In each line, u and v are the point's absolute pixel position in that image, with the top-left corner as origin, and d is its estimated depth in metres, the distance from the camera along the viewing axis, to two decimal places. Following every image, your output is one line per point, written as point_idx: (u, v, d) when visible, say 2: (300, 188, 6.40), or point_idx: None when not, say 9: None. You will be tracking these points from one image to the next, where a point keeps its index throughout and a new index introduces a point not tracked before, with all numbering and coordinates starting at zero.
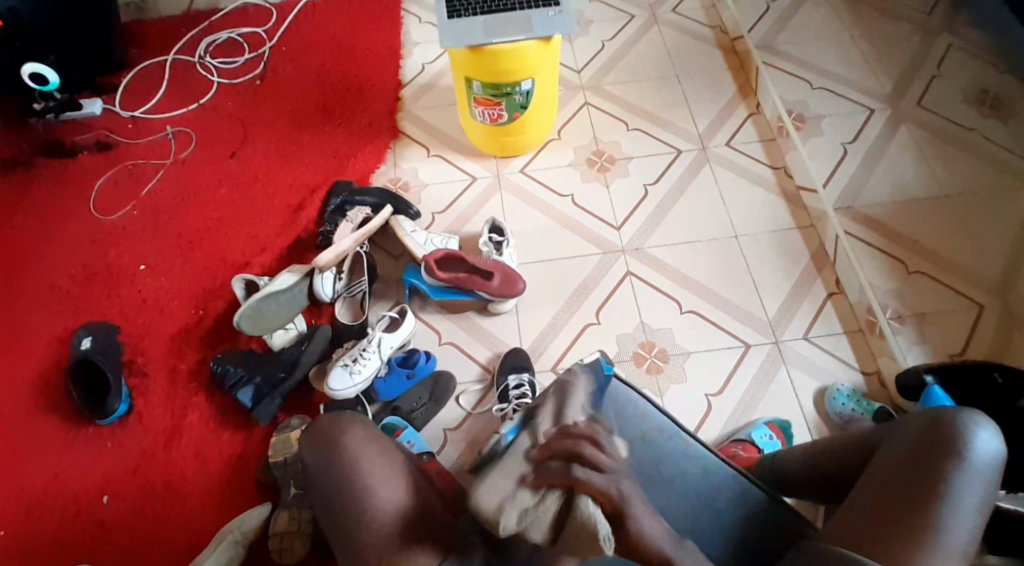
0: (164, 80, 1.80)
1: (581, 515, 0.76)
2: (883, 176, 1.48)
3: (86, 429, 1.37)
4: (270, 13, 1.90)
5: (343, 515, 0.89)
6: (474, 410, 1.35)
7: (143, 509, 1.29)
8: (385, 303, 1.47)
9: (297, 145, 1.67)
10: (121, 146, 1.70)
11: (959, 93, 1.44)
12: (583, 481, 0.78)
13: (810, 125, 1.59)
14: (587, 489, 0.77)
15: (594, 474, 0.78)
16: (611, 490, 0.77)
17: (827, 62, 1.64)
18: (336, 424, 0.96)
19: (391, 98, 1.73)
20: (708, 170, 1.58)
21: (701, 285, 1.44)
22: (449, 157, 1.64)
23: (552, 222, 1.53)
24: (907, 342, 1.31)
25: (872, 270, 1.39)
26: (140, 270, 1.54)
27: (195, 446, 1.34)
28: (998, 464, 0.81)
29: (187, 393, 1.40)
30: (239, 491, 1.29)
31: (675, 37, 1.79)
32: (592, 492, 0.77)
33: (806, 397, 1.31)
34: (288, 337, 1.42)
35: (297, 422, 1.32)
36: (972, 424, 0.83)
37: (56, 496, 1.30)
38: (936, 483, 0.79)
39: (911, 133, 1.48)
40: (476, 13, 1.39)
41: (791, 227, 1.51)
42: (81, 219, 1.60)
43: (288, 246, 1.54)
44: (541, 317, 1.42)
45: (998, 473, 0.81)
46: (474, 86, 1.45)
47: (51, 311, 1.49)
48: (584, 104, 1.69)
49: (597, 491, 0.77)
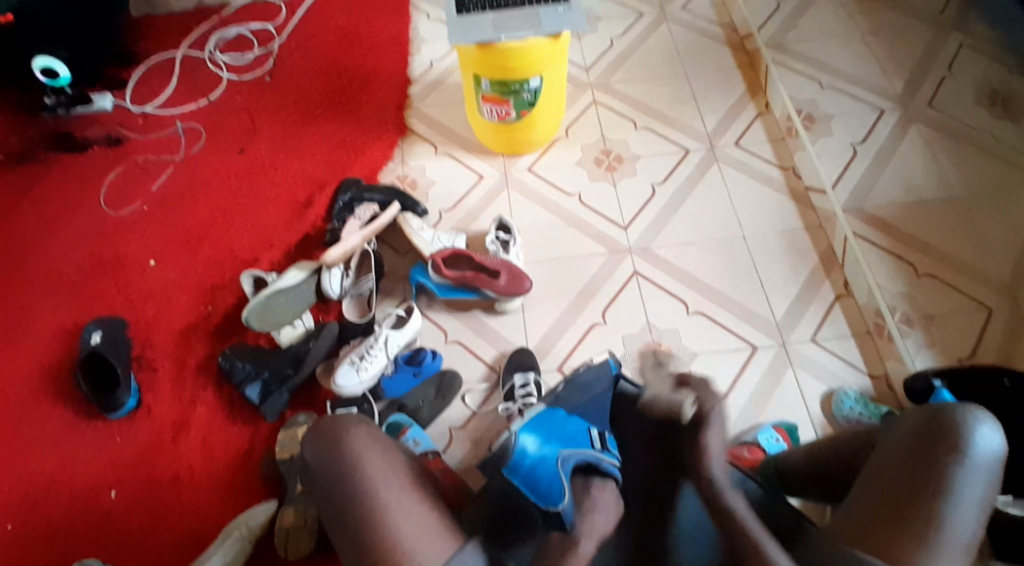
0: (173, 75, 1.80)
1: (674, 400, 0.91)
2: (893, 175, 1.48)
3: (95, 422, 1.38)
4: (279, 8, 1.90)
5: (348, 516, 0.90)
6: (480, 408, 1.35)
7: (150, 504, 1.30)
8: (391, 301, 1.48)
9: (306, 142, 1.67)
10: (130, 140, 1.71)
11: (971, 92, 1.47)
12: (687, 391, 0.90)
13: (820, 125, 1.57)
14: (686, 392, 0.90)
15: (688, 389, 0.91)
16: (695, 398, 0.89)
17: (838, 61, 1.63)
18: (337, 423, 0.97)
19: (399, 95, 1.73)
20: (716, 169, 1.58)
21: (708, 285, 1.43)
22: (456, 154, 1.64)
23: (559, 220, 1.53)
24: (915, 345, 1.31)
25: (880, 271, 1.38)
26: (148, 265, 1.54)
27: (202, 442, 1.35)
28: (999, 460, 0.81)
29: (194, 389, 1.41)
30: (246, 487, 1.30)
31: (686, 35, 1.78)
32: (697, 393, 0.90)
33: (812, 399, 1.31)
34: (296, 334, 1.42)
35: (303, 418, 1.33)
36: (973, 419, 0.82)
37: (64, 490, 1.32)
38: (934, 480, 0.79)
39: (922, 133, 1.49)
40: (484, 11, 1.39)
41: (800, 229, 1.49)
42: (90, 214, 1.61)
43: (295, 243, 1.54)
44: (547, 316, 1.43)
45: (998, 468, 0.81)
46: (483, 83, 1.45)
47: (60, 305, 1.50)
48: (593, 102, 1.69)
49: (698, 399, 0.89)
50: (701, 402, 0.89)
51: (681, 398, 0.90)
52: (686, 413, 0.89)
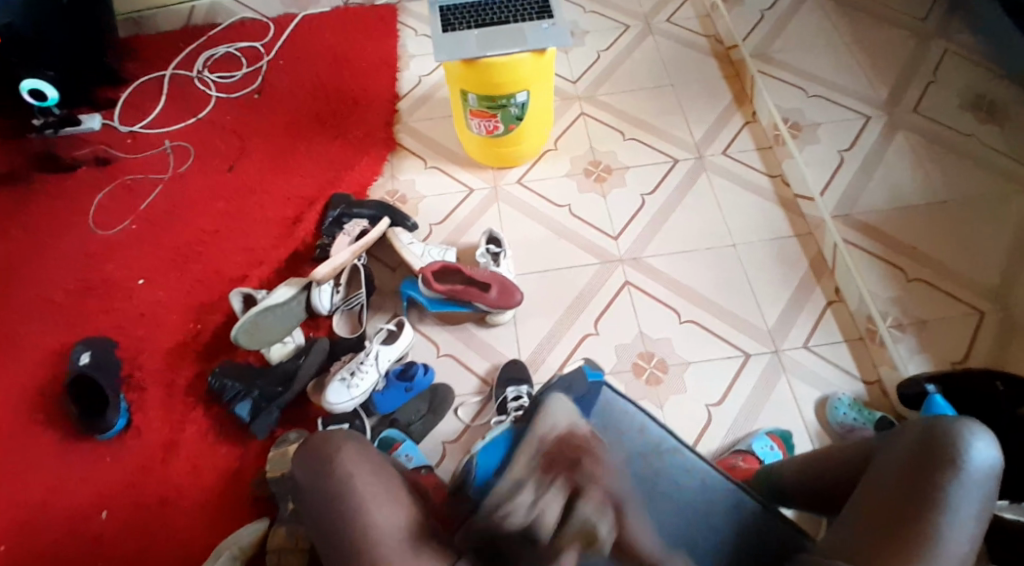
0: (163, 95, 1.80)
1: (578, 519, 0.93)
2: (880, 182, 1.47)
3: (84, 444, 1.36)
4: (267, 27, 1.91)
5: (337, 530, 0.89)
6: (472, 422, 1.34)
7: (140, 525, 1.28)
8: (382, 315, 1.47)
9: (295, 158, 1.68)
10: (120, 160, 1.70)
11: (955, 98, 1.43)
12: (591, 498, 0.95)
13: (806, 133, 1.59)
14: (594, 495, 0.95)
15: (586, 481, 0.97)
16: (608, 503, 0.95)
17: (822, 71, 1.65)
18: (329, 441, 0.95)
19: (388, 110, 1.74)
20: (704, 179, 1.58)
21: (700, 294, 1.43)
22: (446, 168, 1.64)
23: (549, 232, 1.53)
24: (908, 350, 1.31)
25: (871, 278, 1.38)
26: (138, 284, 1.54)
27: (193, 461, 1.34)
28: (996, 475, 0.80)
29: (185, 407, 1.39)
30: (237, 506, 1.29)
31: (671, 47, 1.80)
32: (595, 501, 0.95)
33: (805, 406, 1.31)
34: (285, 351, 1.42)
35: (295, 436, 1.32)
36: (967, 433, 0.82)
37: (52, 513, 1.30)
38: (928, 495, 0.79)
39: (908, 140, 1.48)
40: (469, 27, 1.40)
41: (789, 235, 1.50)
42: (79, 233, 1.60)
43: (285, 258, 1.54)
44: (538, 328, 1.42)
45: (995, 482, 0.80)
46: (470, 98, 1.45)
47: (50, 326, 1.49)
48: (580, 114, 1.69)
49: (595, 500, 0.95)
50: (604, 516, 0.94)
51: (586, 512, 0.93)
52: (603, 537, 0.92)
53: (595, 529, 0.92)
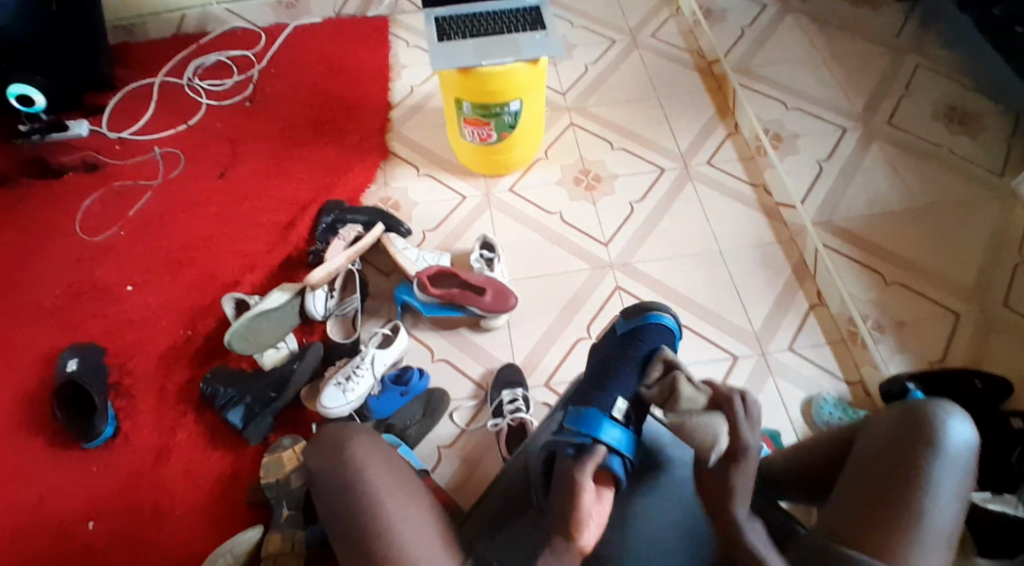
0: (151, 101, 1.80)
1: (707, 433, 0.82)
2: (859, 190, 1.56)
3: (73, 450, 1.34)
4: (258, 35, 1.92)
5: (352, 528, 0.90)
6: (468, 426, 1.36)
7: (130, 535, 1.26)
8: (376, 320, 1.48)
9: (288, 165, 1.68)
10: (108, 166, 1.69)
11: (927, 109, 1.62)
12: (732, 410, 0.84)
13: (788, 144, 1.65)
14: (741, 424, 0.83)
15: (748, 416, 0.84)
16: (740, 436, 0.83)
17: (803, 84, 1.74)
18: (343, 431, 0.98)
19: (381, 119, 1.76)
20: (691, 187, 1.63)
21: (688, 299, 1.47)
22: (438, 176, 1.66)
23: (542, 238, 1.56)
24: (888, 350, 1.36)
25: (851, 281, 1.44)
26: (126, 290, 1.52)
27: (185, 466, 1.32)
28: (973, 451, 0.85)
29: (176, 414, 1.38)
30: (228, 512, 1.28)
31: (656, 60, 1.85)
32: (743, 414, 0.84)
33: (793, 406, 1.34)
34: (279, 356, 1.41)
35: (289, 442, 1.31)
36: (946, 415, 0.87)
37: (39, 522, 1.27)
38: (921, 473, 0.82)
39: (883, 150, 1.59)
40: (465, 37, 1.44)
41: (772, 242, 1.54)
42: (65, 239, 1.58)
43: (279, 264, 1.54)
44: (533, 331, 1.45)
45: (972, 459, 0.85)
46: (464, 106, 1.48)
47: (36, 332, 1.47)
48: (570, 124, 1.73)
49: (733, 430, 0.83)
50: (734, 440, 0.82)
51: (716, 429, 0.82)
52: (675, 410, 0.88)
53: (711, 442, 0.81)
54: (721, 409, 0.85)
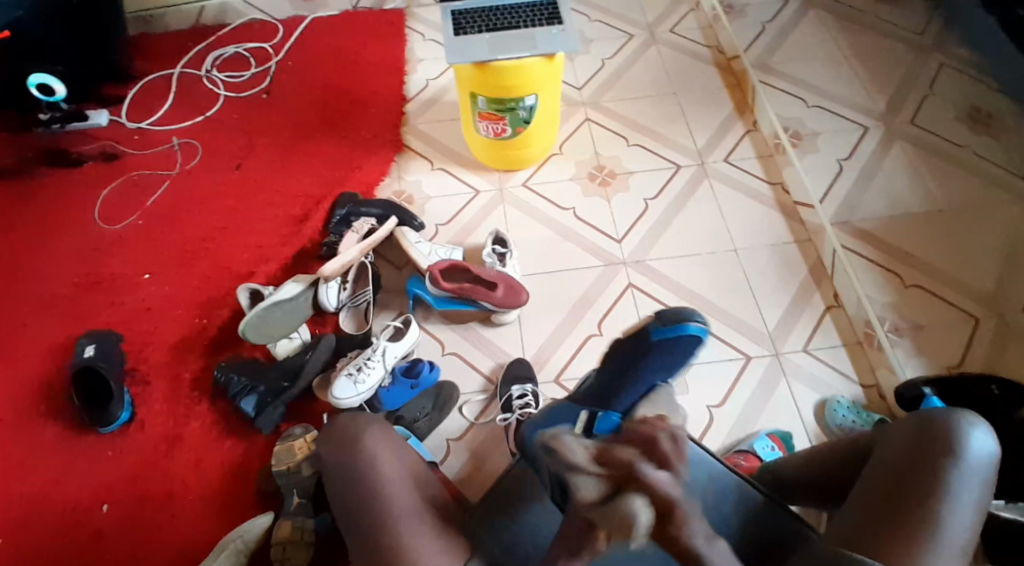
0: (170, 92, 1.81)
1: (625, 505, 0.72)
2: (878, 190, 1.54)
3: (88, 435, 1.36)
4: (276, 28, 1.93)
5: (358, 521, 0.90)
6: (477, 420, 1.36)
7: (143, 520, 1.28)
8: (388, 313, 1.49)
9: (304, 157, 1.69)
10: (128, 156, 1.71)
11: (951, 110, 1.57)
12: (648, 473, 0.73)
13: (806, 142, 1.63)
14: (652, 477, 0.73)
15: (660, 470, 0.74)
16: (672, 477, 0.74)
17: (822, 82, 1.72)
18: (355, 423, 0.99)
19: (396, 112, 1.76)
20: (706, 184, 1.61)
21: (702, 298, 1.45)
22: (452, 170, 1.66)
23: (554, 234, 1.55)
24: (905, 354, 1.34)
25: (868, 283, 1.42)
26: (143, 279, 1.54)
27: (198, 454, 1.34)
28: (993, 464, 0.84)
29: (189, 402, 1.40)
30: (239, 499, 1.29)
31: (673, 56, 1.83)
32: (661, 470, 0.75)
33: (805, 407, 1.33)
34: (291, 346, 1.42)
35: (300, 431, 1.31)
36: (967, 425, 0.87)
37: (55, 506, 1.29)
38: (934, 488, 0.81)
39: (904, 150, 1.57)
40: (481, 31, 1.43)
41: (788, 241, 1.53)
42: (84, 227, 1.61)
43: (293, 256, 1.55)
44: (544, 327, 1.44)
45: (992, 471, 0.85)
46: (479, 100, 1.48)
47: (54, 319, 1.49)
48: (586, 120, 1.72)
49: (653, 495, 0.73)
50: (658, 501, 0.72)
51: (631, 499, 0.73)
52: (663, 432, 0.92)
53: (630, 515, 0.72)
54: (628, 484, 0.74)
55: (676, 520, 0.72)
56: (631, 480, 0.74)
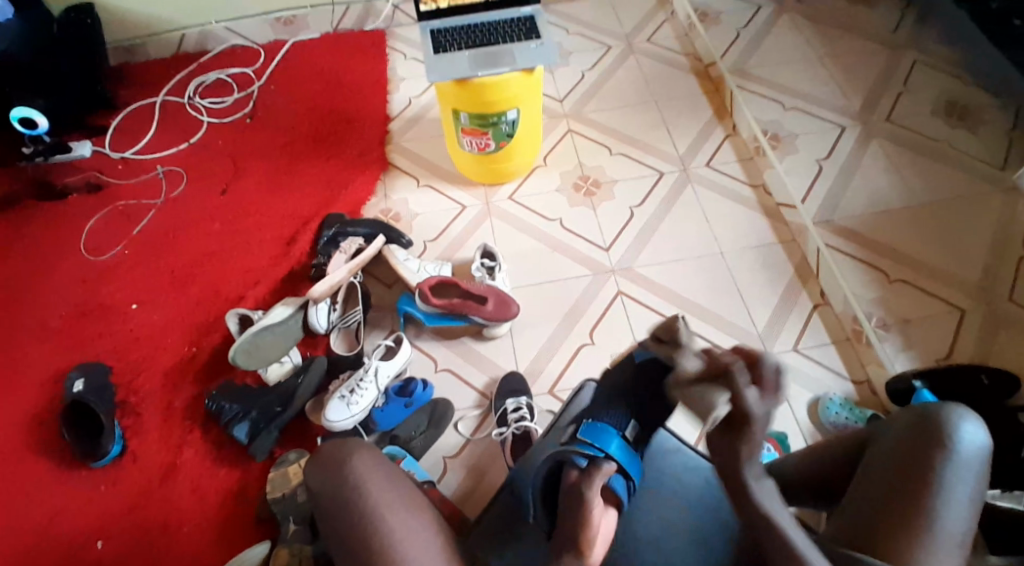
0: (154, 120, 1.82)
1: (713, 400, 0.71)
2: (859, 189, 1.56)
3: (81, 468, 1.35)
4: (257, 53, 1.94)
5: (356, 543, 0.90)
6: (473, 435, 1.35)
7: (139, 552, 1.26)
8: (380, 332, 1.48)
9: (289, 179, 1.70)
10: (113, 185, 1.71)
11: (927, 105, 1.59)
12: (741, 389, 0.70)
13: (786, 143, 1.67)
14: (751, 377, 0.71)
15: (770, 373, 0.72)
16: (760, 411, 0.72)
17: (801, 85, 1.74)
18: (343, 448, 0.98)
19: (380, 131, 1.77)
20: (690, 190, 1.62)
21: (692, 302, 1.46)
22: (438, 186, 1.67)
23: (543, 245, 1.56)
24: (893, 349, 1.36)
25: (854, 280, 1.43)
26: (133, 307, 1.53)
27: (193, 482, 1.33)
28: (985, 455, 0.84)
29: (183, 431, 1.38)
30: (235, 527, 1.28)
31: (652, 65, 1.85)
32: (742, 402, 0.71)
33: (799, 407, 1.33)
34: (284, 370, 1.41)
35: (295, 456, 1.31)
36: (957, 418, 0.87)
37: (48, 542, 1.28)
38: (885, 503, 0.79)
39: (883, 147, 1.59)
40: (460, 48, 1.45)
41: (774, 242, 1.54)
42: (71, 259, 1.60)
43: (282, 278, 1.55)
44: (536, 338, 1.44)
45: (985, 464, 0.85)
46: (462, 116, 1.48)
47: (42, 353, 1.48)
48: (568, 131, 1.74)
49: (742, 411, 0.71)
50: (741, 416, 0.72)
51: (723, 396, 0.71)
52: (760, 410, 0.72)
53: (710, 404, 0.71)
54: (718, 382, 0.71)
55: (749, 435, 0.74)
56: (722, 377, 0.71)
